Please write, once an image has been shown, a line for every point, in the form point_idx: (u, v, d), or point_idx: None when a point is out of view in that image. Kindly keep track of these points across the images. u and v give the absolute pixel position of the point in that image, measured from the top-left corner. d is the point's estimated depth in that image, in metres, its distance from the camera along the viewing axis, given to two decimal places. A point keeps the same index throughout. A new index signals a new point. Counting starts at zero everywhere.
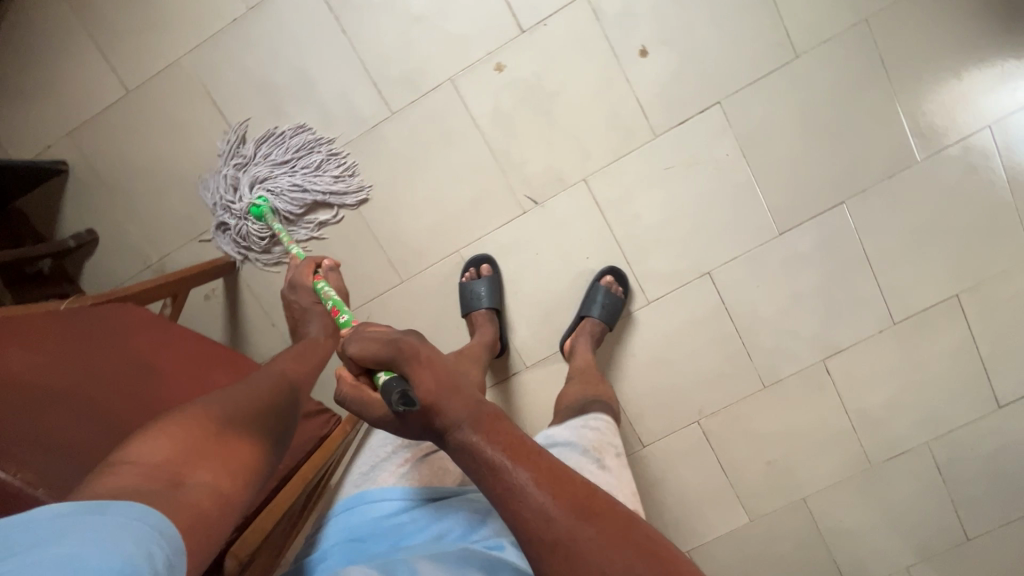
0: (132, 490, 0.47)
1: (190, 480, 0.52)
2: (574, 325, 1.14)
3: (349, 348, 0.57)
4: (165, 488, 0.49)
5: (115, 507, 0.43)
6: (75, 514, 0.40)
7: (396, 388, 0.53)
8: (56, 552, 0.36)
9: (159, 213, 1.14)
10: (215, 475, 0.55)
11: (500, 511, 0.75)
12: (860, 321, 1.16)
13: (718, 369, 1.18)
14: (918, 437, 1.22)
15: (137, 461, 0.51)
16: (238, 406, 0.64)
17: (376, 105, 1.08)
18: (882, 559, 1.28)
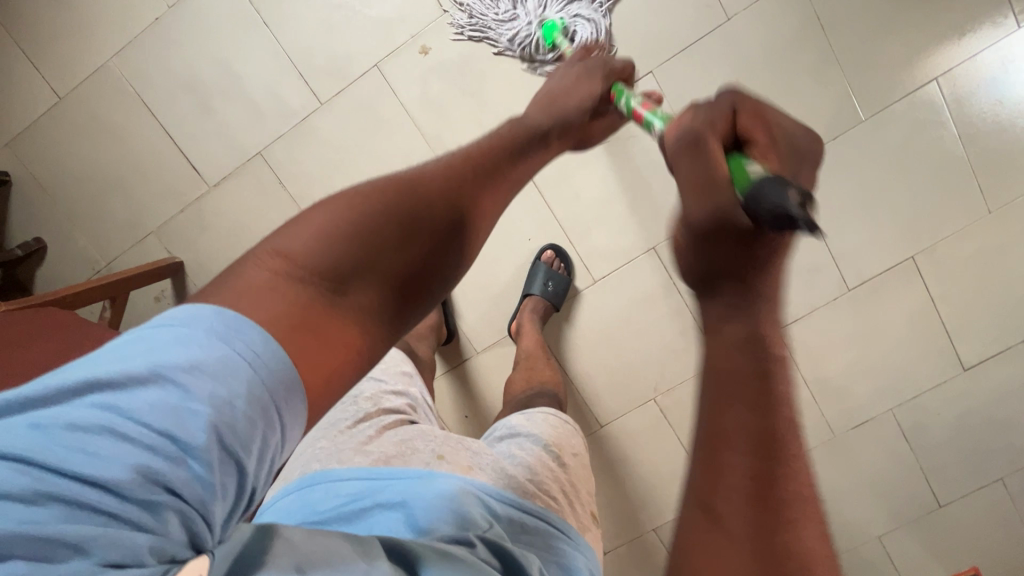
0: (277, 288, 0.38)
1: (354, 287, 0.41)
2: (519, 305, 1.14)
3: (730, 105, 0.51)
4: (325, 293, 0.39)
5: (248, 325, 0.35)
6: (201, 347, 0.34)
7: (796, 187, 0.41)
8: (153, 397, 0.32)
9: (103, 217, 1.15)
10: (382, 289, 0.42)
11: (468, 495, 0.65)
12: (812, 288, 1.14)
13: (671, 345, 1.17)
14: (883, 404, 1.20)
15: (308, 256, 0.40)
16: (458, 179, 0.51)
17: (305, 96, 1.07)
18: (853, 528, 1.27)
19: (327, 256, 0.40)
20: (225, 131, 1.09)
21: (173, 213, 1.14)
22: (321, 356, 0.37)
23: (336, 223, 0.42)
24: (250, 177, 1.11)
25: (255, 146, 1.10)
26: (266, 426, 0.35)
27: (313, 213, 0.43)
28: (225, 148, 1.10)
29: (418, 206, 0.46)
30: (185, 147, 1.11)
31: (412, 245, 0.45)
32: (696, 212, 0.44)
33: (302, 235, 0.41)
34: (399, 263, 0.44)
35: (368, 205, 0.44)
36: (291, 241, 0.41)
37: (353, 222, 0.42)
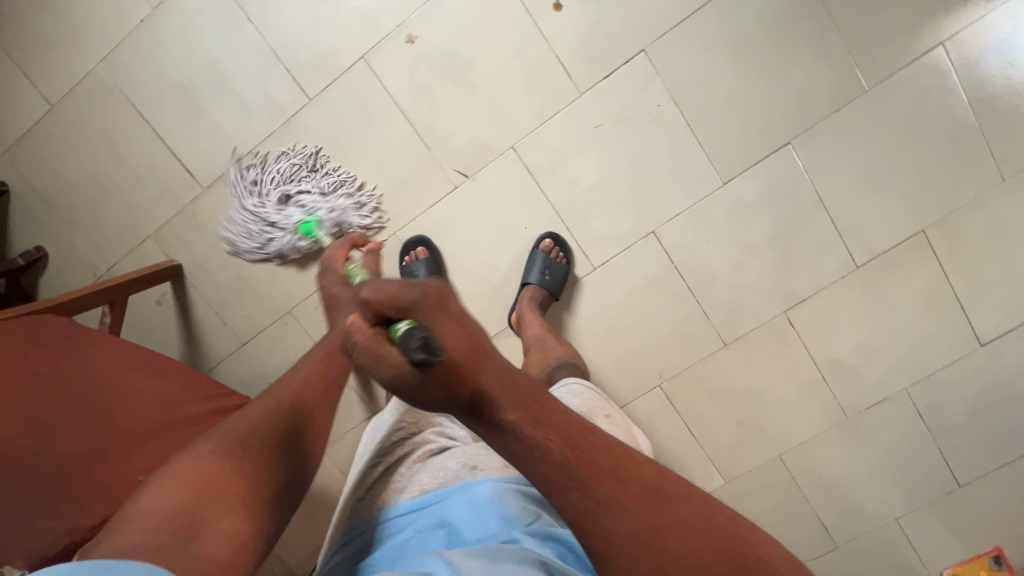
0: (147, 535, 0.47)
1: (210, 521, 0.52)
2: (517, 296, 1.11)
3: (346, 328, 0.45)
4: (180, 536, 0.49)
5: (121, 566, 0.41)
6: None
7: (418, 333, 0.43)
8: None
9: (100, 225, 1.15)
10: (236, 515, 0.54)
11: (508, 493, 0.67)
12: (821, 268, 1.10)
13: (676, 330, 1.15)
14: (897, 384, 1.16)
15: (173, 506, 0.51)
16: (250, 437, 0.62)
17: (293, 92, 1.06)
18: (867, 510, 1.26)
19: (186, 503, 0.52)
20: (216, 131, 1.09)
21: (169, 216, 1.14)
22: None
23: (181, 475, 0.55)
24: (242, 176, 1.11)
25: (246, 145, 1.09)
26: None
27: (161, 479, 0.54)
28: (216, 148, 1.10)
29: (245, 457, 0.60)
30: (177, 149, 1.10)
31: (241, 477, 0.57)
32: (382, 370, 0.44)
33: (161, 488, 0.53)
34: (245, 489, 0.57)
35: (213, 447, 0.59)
36: (144, 502, 0.51)
37: (196, 475, 0.55)
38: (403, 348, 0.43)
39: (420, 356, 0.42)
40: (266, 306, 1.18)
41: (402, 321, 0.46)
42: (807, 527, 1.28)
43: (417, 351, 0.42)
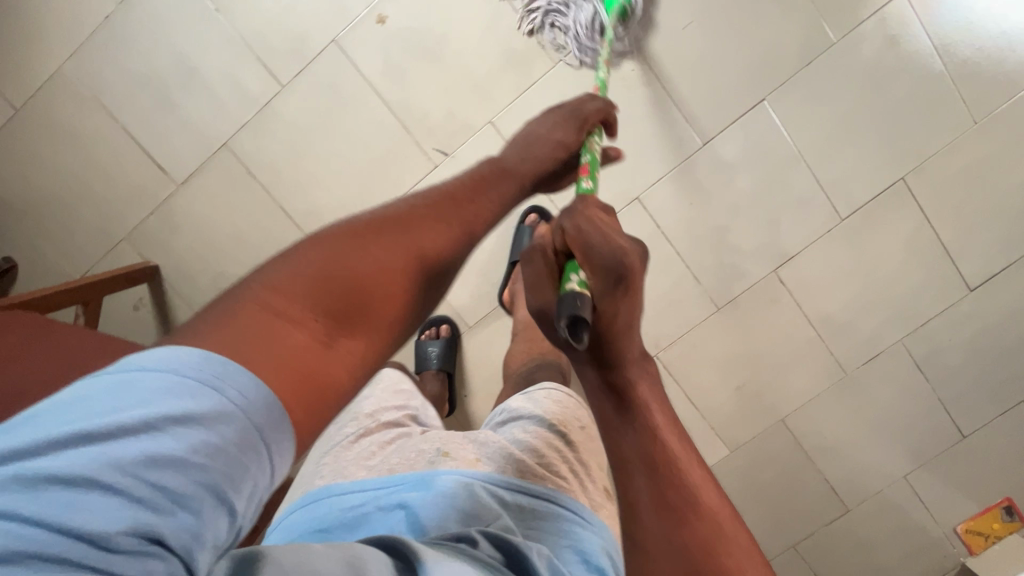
0: (279, 335, 0.36)
1: (349, 332, 0.40)
2: (508, 273, 1.14)
3: (557, 225, 0.56)
4: (321, 336, 0.38)
5: (240, 377, 0.33)
6: (191, 391, 0.31)
7: (575, 304, 0.48)
8: (143, 449, 0.29)
9: (72, 230, 1.12)
10: (369, 335, 0.41)
11: (468, 489, 0.76)
12: (805, 223, 1.10)
13: (668, 297, 1.14)
14: (892, 335, 1.16)
15: (295, 297, 0.39)
16: (416, 242, 0.48)
17: (265, 80, 1.05)
18: (874, 469, 1.24)
19: (320, 296, 0.40)
20: (188, 125, 1.07)
21: (143, 216, 1.11)
22: (319, 405, 0.36)
23: (350, 256, 0.43)
24: (218, 169, 1.09)
25: (220, 137, 1.07)
26: (257, 463, 0.32)
27: (288, 258, 0.41)
28: (190, 142, 1.08)
29: (392, 258, 0.45)
30: (149, 146, 1.08)
31: (379, 290, 0.43)
32: (538, 296, 0.55)
33: (295, 264, 0.41)
34: (386, 307, 0.44)
35: (371, 253, 0.45)
36: (282, 274, 0.40)
37: (350, 266, 0.42)
38: (558, 311, 0.50)
39: (564, 332, 0.49)
40: None
41: (576, 279, 0.52)
42: (816, 493, 1.25)
43: (564, 329, 0.49)
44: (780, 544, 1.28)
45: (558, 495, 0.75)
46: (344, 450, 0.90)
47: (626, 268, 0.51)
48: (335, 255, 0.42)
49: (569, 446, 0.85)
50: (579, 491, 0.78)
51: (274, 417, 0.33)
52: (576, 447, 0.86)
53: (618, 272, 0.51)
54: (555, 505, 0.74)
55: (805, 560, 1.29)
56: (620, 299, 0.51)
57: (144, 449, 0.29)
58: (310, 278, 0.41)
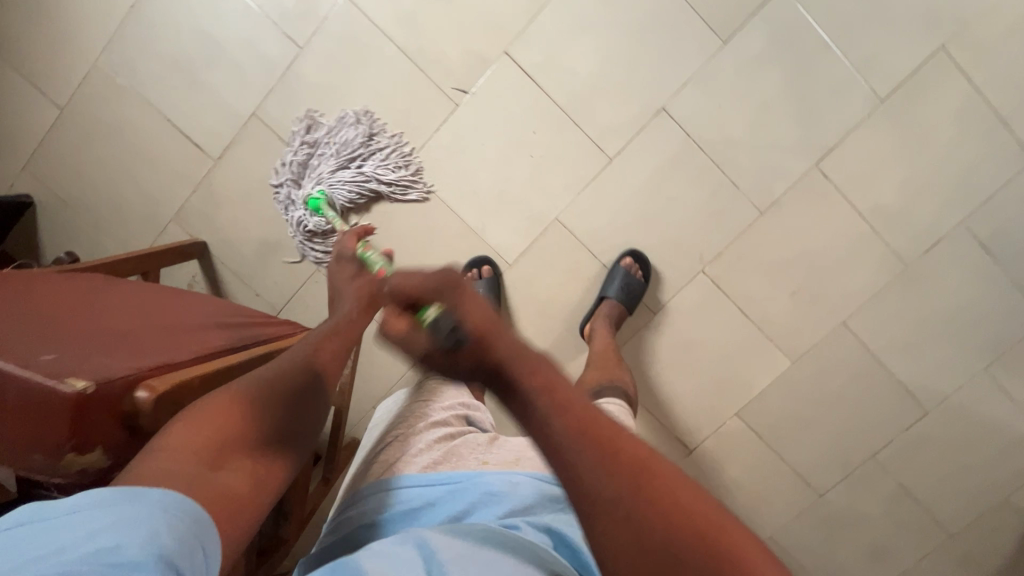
0: (181, 472, 0.55)
1: (226, 465, 0.58)
2: (593, 308, 1.14)
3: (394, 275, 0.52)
4: (204, 468, 0.57)
5: (158, 496, 0.50)
6: (105, 518, 0.46)
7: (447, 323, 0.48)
8: (91, 546, 0.43)
9: (125, 219, 1.17)
10: (245, 461, 0.61)
11: (517, 484, 0.73)
12: (842, 110, 1.06)
13: (707, 208, 1.11)
14: (952, 218, 1.10)
15: (189, 449, 0.57)
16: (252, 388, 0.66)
17: (284, 46, 1.08)
18: (952, 366, 1.18)
19: (203, 443, 0.58)
20: (217, 101, 1.11)
21: (186, 195, 1.16)
22: (224, 511, 0.55)
23: (205, 418, 0.61)
24: (251, 140, 1.13)
25: (248, 108, 1.11)
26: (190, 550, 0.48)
27: (184, 423, 0.60)
28: (221, 118, 1.12)
29: (257, 405, 0.65)
30: (184, 127, 1.13)
31: (245, 435, 0.62)
32: (413, 347, 0.50)
33: (184, 432, 0.59)
34: (253, 442, 0.62)
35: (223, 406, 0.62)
36: (174, 440, 0.58)
37: (208, 425, 0.60)
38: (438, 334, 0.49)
39: (455, 338, 0.48)
40: (294, 267, 1.18)
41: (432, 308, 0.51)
42: (890, 398, 1.20)
43: (453, 334, 0.48)
44: (858, 456, 1.23)
45: None
46: (391, 454, 0.82)
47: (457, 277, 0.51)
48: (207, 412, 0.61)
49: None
50: None
51: (197, 519, 0.51)
52: None
53: (448, 284, 0.50)
54: None
55: (887, 470, 1.24)
56: (466, 303, 0.50)
57: (93, 549, 0.43)
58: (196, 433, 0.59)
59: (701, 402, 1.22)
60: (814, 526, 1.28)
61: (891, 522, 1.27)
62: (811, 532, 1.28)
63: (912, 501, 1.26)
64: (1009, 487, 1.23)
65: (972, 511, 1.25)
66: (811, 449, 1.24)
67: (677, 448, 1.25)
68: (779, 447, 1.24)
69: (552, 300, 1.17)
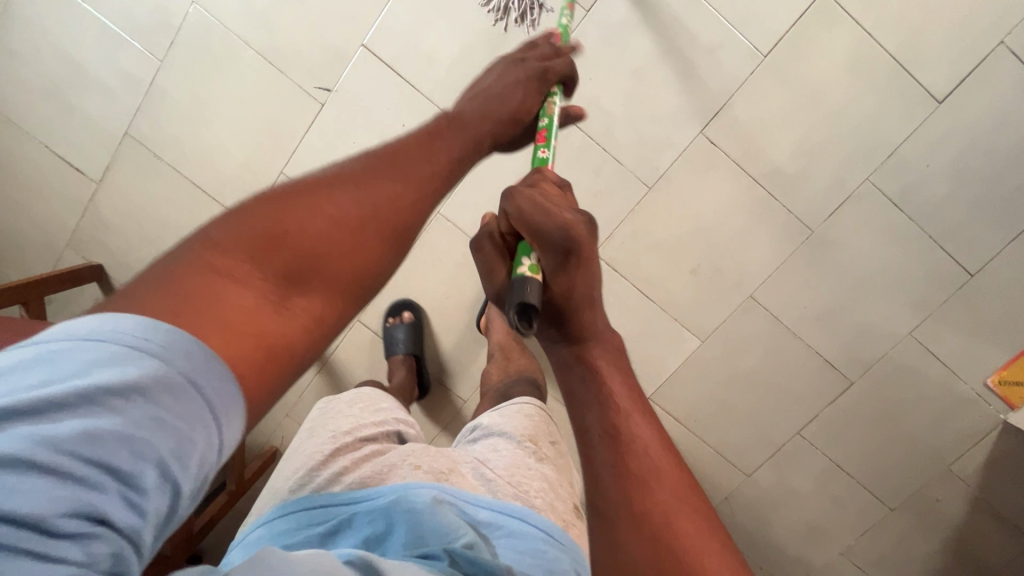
0: (224, 295, 0.35)
1: (304, 288, 0.38)
2: (488, 299, 1.12)
3: (511, 205, 0.56)
4: (266, 296, 0.37)
5: (174, 335, 0.31)
6: (121, 362, 0.29)
7: (524, 294, 0.53)
8: (76, 427, 0.27)
9: (22, 247, 1.18)
10: (333, 288, 0.40)
11: (441, 502, 0.69)
12: (724, 70, 0.99)
13: (593, 187, 1.06)
14: (855, 176, 1.02)
15: (234, 258, 0.36)
16: (392, 196, 0.46)
17: (144, 60, 1.07)
18: (874, 332, 1.11)
19: (276, 252, 0.38)
20: (91, 123, 1.11)
21: (76, 220, 1.16)
22: (273, 367, 0.35)
23: (299, 210, 0.41)
24: (128, 160, 1.12)
25: (121, 128, 1.10)
26: (203, 425, 0.31)
27: (259, 213, 0.39)
28: (97, 140, 1.11)
29: (403, 197, 0.46)
30: (64, 153, 1.13)
31: (365, 242, 0.42)
32: (493, 283, 0.62)
33: (241, 231, 0.38)
34: (377, 247, 0.43)
35: (311, 207, 0.41)
36: (222, 243, 0.37)
37: (314, 220, 0.40)
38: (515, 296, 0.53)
39: (514, 321, 0.53)
40: None
41: (525, 262, 0.56)
42: (811, 371, 1.13)
43: (513, 318, 0.53)
44: (785, 433, 1.18)
45: (529, 513, 0.70)
46: (313, 468, 0.78)
47: (550, 240, 0.55)
48: (279, 212, 0.40)
49: (534, 459, 0.82)
50: (551, 510, 0.74)
51: (223, 358, 0.32)
52: (543, 458, 0.84)
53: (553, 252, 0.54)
54: (533, 523, 0.69)
55: (817, 446, 1.18)
56: (554, 273, 0.55)
57: (74, 427, 0.27)
58: (256, 236, 0.38)
59: None
60: (746, 508, 1.23)
61: (827, 499, 1.21)
62: (743, 514, 1.24)
63: (847, 477, 1.20)
64: (949, 456, 1.16)
65: (912, 483, 1.19)
66: (733, 430, 1.18)
67: None
68: (701, 430, 1.19)
69: (446, 295, 1.15)
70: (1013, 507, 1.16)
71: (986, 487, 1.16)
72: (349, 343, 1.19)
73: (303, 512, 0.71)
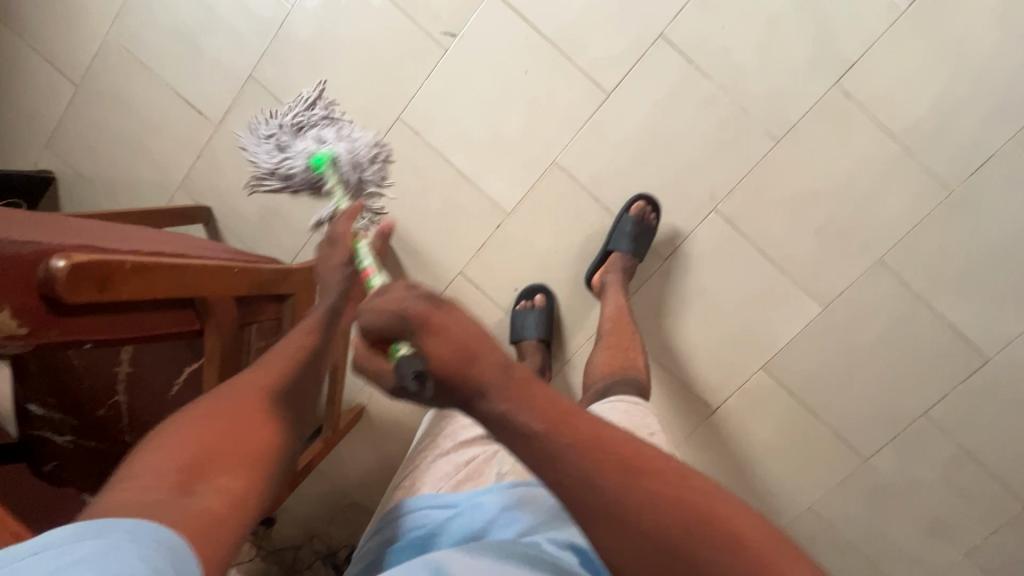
0: (145, 495, 0.45)
1: (209, 475, 0.50)
2: (600, 259, 1.08)
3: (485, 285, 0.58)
4: (177, 489, 0.47)
5: (125, 524, 0.41)
6: (103, 541, 0.38)
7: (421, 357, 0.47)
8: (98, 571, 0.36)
9: (135, 189, 1.21)
10: (240, 469, 0.53)
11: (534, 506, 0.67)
12: (864, 21, 0.97)
13: (718, 140, 1.03)
14: (1002, 134, 0.98)
15: (148, 474, 0.48)
16: (250, 410, 0.58)
17: (277, 5, 1.09)
18: (1014, 305, 1.03)
19: (178, 460, 0.50)
20: (218, 65, 1.13)
21: (192, 161, 1.18)
22: (213, 529, 0.46)
23: (193, 428, 0.54)
24: (249, 103, 1.14)
25: (246, 70, 1.13)
26: (177, 573, 0.39)
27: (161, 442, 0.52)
28: (221, 82, 1.14)
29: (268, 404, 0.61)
30: (188, 95, 1.15)
31: (248, 444, 0.55)
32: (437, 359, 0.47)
33: (165, 450, 0.51)
34: (260, 443, 0.57)
35: (189, 425, 0.54)
36: (138, 466, 0.49)
37: (206, 428, 0.54)
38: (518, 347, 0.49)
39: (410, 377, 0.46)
40: (293, 228, 1.18)
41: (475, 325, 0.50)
42: (941, 344, 1.06)
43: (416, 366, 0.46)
44: (908, 414, 1.10)
45: None
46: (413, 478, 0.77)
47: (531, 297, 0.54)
48: (170, 436, 0.52)
49: None
50: None
51: (168, 536, 0.42)
52: None
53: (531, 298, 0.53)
54: None
55: (944, 430, 1.09)
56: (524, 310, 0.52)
57: (55, 574, 0.34)
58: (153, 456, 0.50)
59: (721, 358, 1.12)
60: (861, 498, 1.14)
61: (953, 491, 1.11)
62: (856, 504, 1.15)
63: (977, 467, 1.10)
64: None
65: None
66: (850, 406, 1.11)
67: (699, 409, 1.14)
68: (814, 406, 1.12)
69: (552, 250, 1.12)
70: None
71: None
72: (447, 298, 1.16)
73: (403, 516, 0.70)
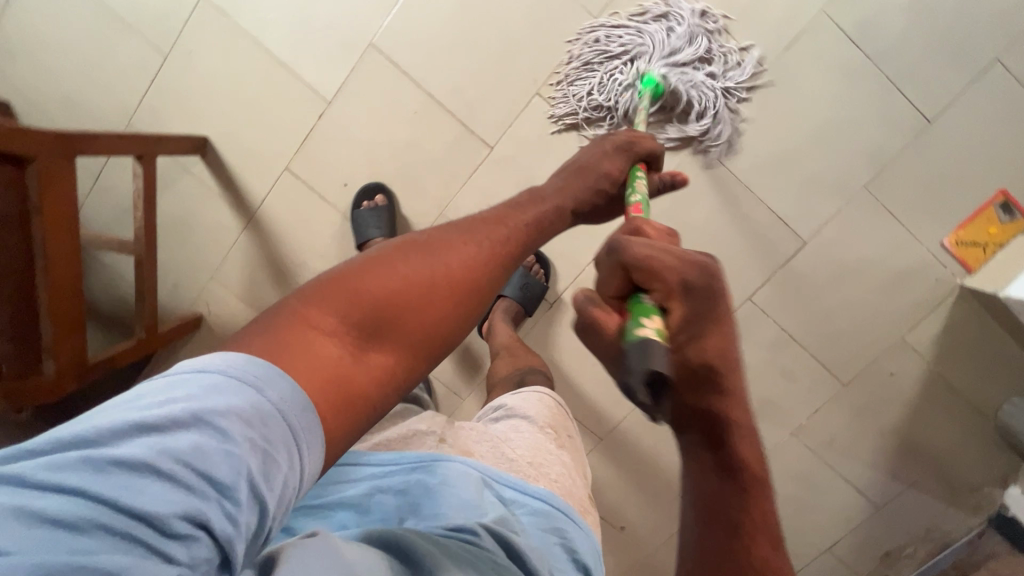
0: (325, 346, 0.46)
1: (376, 346, 0.49)
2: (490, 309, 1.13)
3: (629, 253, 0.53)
4: (349, 351, 0.47)
5: (279, 382, 0.42)
6: (231, 397, 0.39)
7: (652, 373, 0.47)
8: (192, 441, 0.37)
9: None
10: (405, 345, 0.51)
11: (467, 478, 0.61)
12: None
13: (536, 17, 1.01)
14: (809, 8, 0.98)
15: (329, 313, 0.48)
16: (466, 271, 0.55)
17: None
18: (829, 185, 1.06)
19: (368, 311, 0.49)
20: None
21: None
22: (342, 399, 0.45)
23: (396, 272, 0.52)
24: None
25: None
26: (278, 460, 0.40)
27: (359, 275, 0.50)
28: None
29: (465, 276, 0.55)
30: None
31: (429, 313, 0.52)
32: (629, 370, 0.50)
33: (371, 286, 0.50)
34: (452, 315, 0.54)
35: (409, 271, 0.52)
36: (347, 284, 0.50)
37: (402, 282, 0.51)
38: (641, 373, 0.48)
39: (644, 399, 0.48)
40: (103, 122, 1.09)
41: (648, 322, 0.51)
42: (763, 228, 1.08)
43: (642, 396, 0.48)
44: (733, 299, 1.12)
45: (542, 492, 0.61)
46: None
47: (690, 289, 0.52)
48: (379, 268, 0.52)
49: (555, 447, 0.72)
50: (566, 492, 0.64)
51: (303, 405, 0.42)
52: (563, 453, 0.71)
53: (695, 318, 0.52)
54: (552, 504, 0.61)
55: (768, 313, 1.13)
56: (685, 321, 0.52)
57: (193, 442, 0.37)
58: (372, 283, 0.50)
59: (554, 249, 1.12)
60: None
61: (779, 373, 1.16)
62: None
63: (799, 349, 1.14)
64: (905, 325, 1.11)
65: (863, 356, 1.14)
66: None
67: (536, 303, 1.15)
68: None
69: (380, 139, 1.07)
70: (965, 378, 1.13)
71: (940, 358, 1.12)
72: (275, 195, 1.11)
73: (333, 473, 0.62)
